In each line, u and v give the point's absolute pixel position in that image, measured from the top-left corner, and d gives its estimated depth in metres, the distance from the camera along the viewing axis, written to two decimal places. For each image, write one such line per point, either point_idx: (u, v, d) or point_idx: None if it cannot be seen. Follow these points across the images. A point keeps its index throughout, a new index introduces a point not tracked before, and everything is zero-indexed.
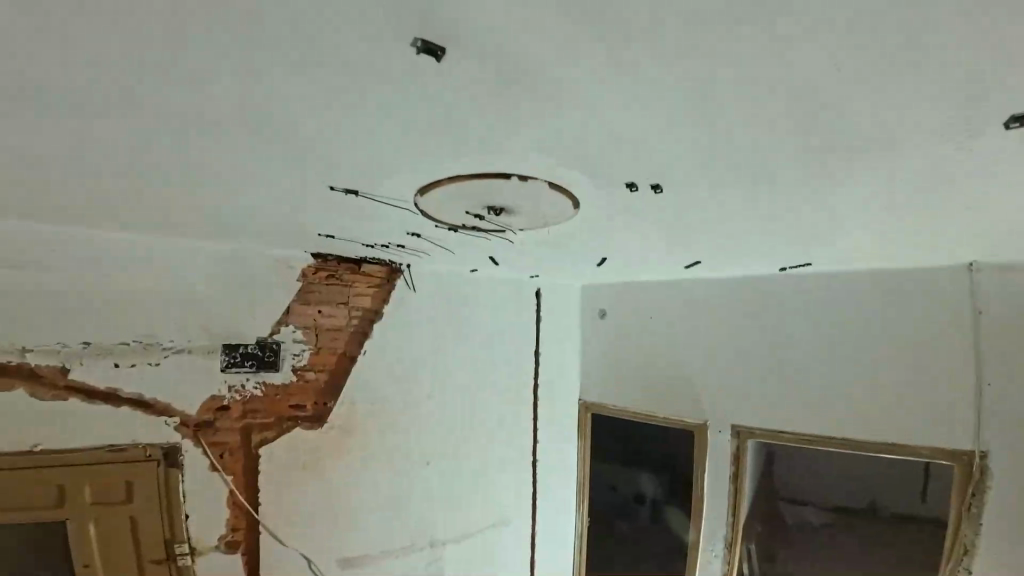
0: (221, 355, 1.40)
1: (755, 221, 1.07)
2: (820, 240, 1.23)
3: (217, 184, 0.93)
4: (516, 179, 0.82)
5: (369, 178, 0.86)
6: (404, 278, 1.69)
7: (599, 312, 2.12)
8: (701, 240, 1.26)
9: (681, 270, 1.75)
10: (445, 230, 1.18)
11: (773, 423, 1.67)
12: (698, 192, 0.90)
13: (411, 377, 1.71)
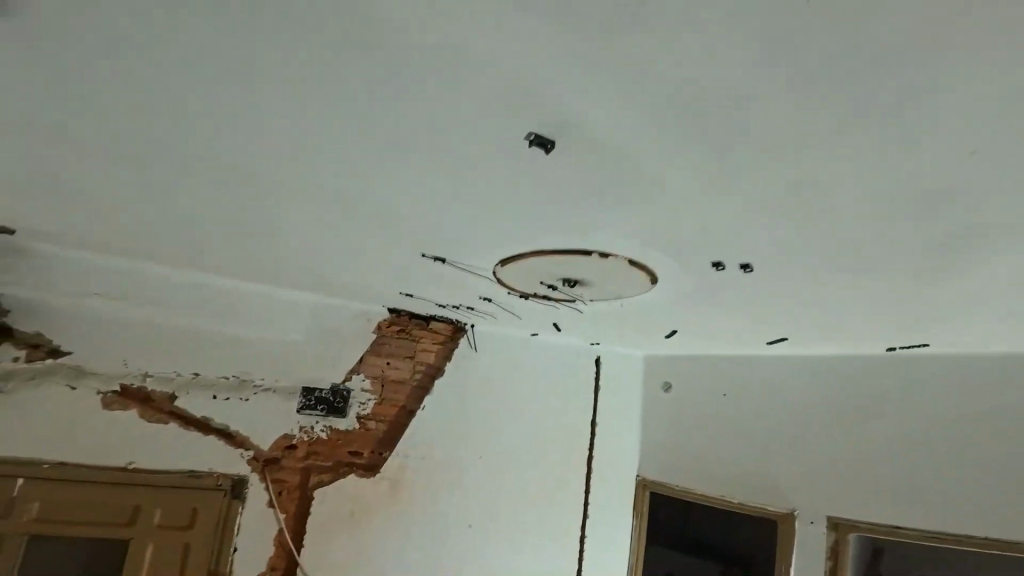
0: (299, 397, 1.50)
1: (855, 286, 1.00)
2: (934, 315, 1.10)
3: (328, 236, 1.08)
4: (596, 257, 0.91)
5: (459, 232, 0.95)
6: (467, 338, 1.74)
7: (663, 385, 1.98)
8: (786, 307, 1.18)
9: (762, 346, 1.60)
10: (515, 296, 1.23)
11: (883, 515, 1.39)
12: (789, 252, 0.88)
13: (464, 430, 1.70)
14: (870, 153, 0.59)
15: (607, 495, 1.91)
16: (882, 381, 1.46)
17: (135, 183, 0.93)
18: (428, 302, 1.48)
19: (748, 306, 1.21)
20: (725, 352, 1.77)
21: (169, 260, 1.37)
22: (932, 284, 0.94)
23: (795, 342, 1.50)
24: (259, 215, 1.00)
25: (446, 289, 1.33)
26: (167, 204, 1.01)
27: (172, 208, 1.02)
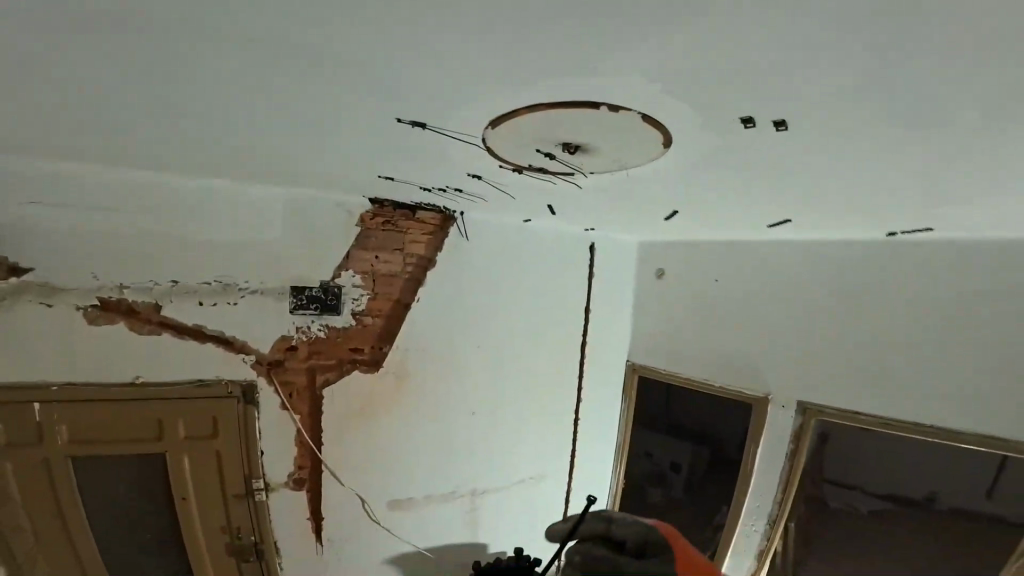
0: (290, 297, 1.47)
1: (882, 170, 0.90)
2: (958, 203, 1.03)
3: (286, 126, 0.91)
4: (603, 109, 0.74)
5: (441, 113, 0.80)
6: (457, 227, 1.67)
7: (657, 272, 2.04)
8: (800, 190, 1.11)
9: (763, 229, 1.58)
10: (507, 171, 1.11)
11: (849, 405, 1.52)
12: (825, 130, 0.75)
13: (463, 326, 1.74)
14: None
15: (600, 380, 2.07)
16: (876, 264, 1.47)
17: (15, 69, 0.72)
18: (410, 186, 1.35)
19: (761, 189, 1.13)
20: (722, 235, 1.75)
21: (109, 159, 1.19)
22: (970, 167, 0.84)
23: (800, 224, 1.46)
24: (194, 104, 0.83)
25: (432, 174, 1.20)
26: (73, 96, 0.81)
27: (82, 100, 0.83)
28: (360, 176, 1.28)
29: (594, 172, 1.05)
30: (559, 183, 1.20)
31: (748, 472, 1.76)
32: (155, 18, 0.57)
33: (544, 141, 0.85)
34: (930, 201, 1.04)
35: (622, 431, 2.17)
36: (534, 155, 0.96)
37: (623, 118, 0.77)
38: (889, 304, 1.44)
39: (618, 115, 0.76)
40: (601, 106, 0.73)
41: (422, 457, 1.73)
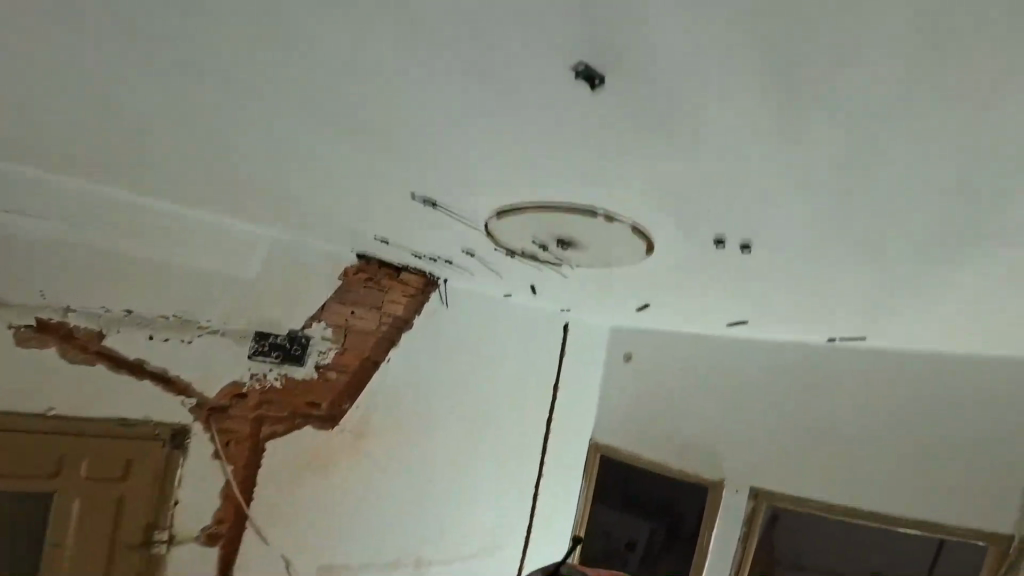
0: (252, 342, 1.38)
1: (823, 284, 1.05)
2: (889, 317, 1.19)
3: (293, 170, 0.92)
4: (600, 217, 0.83)
5: (454, 187, 0.86)
6: (439, 292, 1.67)
7: (624, 355, 2.07)
8: (756, 295, 1.24)
9: (722, 326, 1.69)
10: (501, 255, 1.18)
11: (800, 490, 1.56)
12: (783, 245, 0.88)
13: (430, 387, 1.67)
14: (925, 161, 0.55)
15: (563, 451, 2.01)
16: (824, 368, 1.57)
17: (27, 67, 0.69)
18: (403, 252, 1.41)
19: (723, 290, 1.23)
20: (685, 329, 1.84)
21: (91, 177, 1.14)
22: (895, 291, 0.99)
23: (755, 325, 1.57)
24: (215, 137, 0.84)
25: (423, 238, 1.23)
26: (79, 105, 0.78)
27: (86, 110, 0.80)
28: (355, 230, 1.29)
29: (581, 267, 1.15)
30: (549, 272, 1.29)
31: (703, 551, 1.72)
32: (212, 47, 0.58)
33: (540, 234, 0.93)
34: (870, 312, 1.17)
35: (581, 504, 2.08)
36: (530, 244, 1.04)
37: (615, 226, 0.86)
38: (835, 408, 1.54)
39: (613, 224, 0.85)
40: (598, 214, 0.82)
41: (362, 520, 1.57)
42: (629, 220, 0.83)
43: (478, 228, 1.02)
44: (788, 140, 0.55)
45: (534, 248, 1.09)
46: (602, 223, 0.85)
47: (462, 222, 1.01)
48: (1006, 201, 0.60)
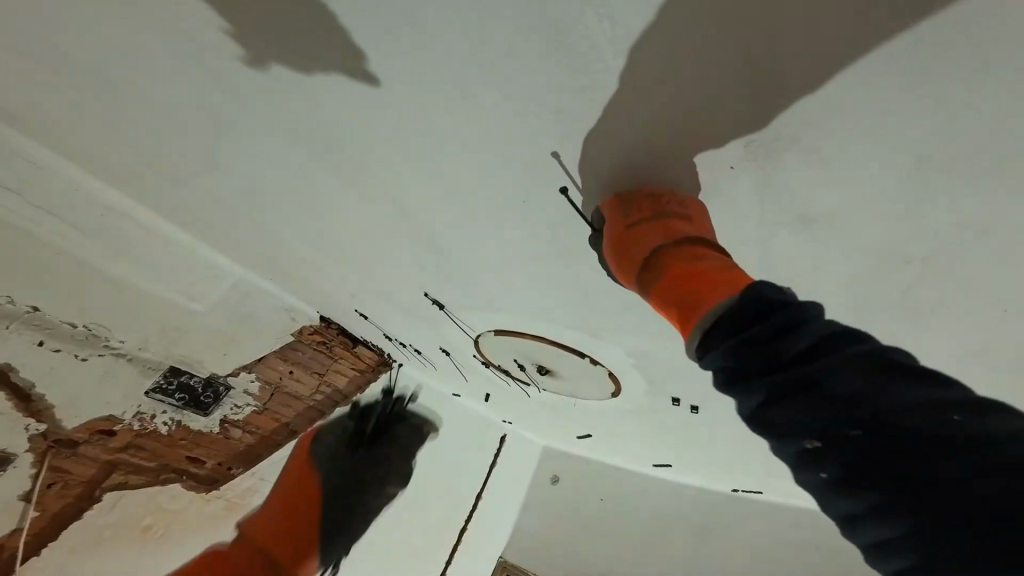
0: (159, 376, 1.16)
1: (739, 441, 1.27)
2: (785, 476, 1.44)
3: (356, 198, 0.99)
4: (586, 359, 1.15)
5: (491, 259, 1.00)
6: (388, 374, 1.62)
7: (552, 477, 2.03)
8: (686, 446, 1.40)
9: (650, 465, 1.81)
10: (477, 362, 1.36)
11: None
12: (724, 392, 1.08)
13: None
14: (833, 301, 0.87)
15: (471, 566, 1.82)
16: (715, 513, 1.82)
17: (191, 27, 0.75)
18: (376, 329, 1.45)
19: (662, 435, 1.37)
20: (616, 461, 1.92)
21: (67, 148, 0.99)
22: None
23: (677, 468, 1.72)
24: (306, 147, 0.91)
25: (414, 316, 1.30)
26: (204, 66, 0.81)
27: (204, 73, 0.82)
28: (341, 292, 1.29)
29: (547, 390, 1.35)
30: (514, 389, 1.42)
31: None
32: (399, 75, 0.73)
33: (525, 358, 1.24)
34: (771, 471, 1.41)
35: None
36: (509, 361, 1.28)
37: (595, 368, 1.17)
38: (732, 539, 1.78)
39: (594, 366, 1.16)
40: (587, 356, 1.14)
41: None
42: (605, 366, 1.15)
43: (471, 332, 1.25)
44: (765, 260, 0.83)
45: (514, 365, 1.29)
46: (586, 364, 1.17)
47: (462, 325, 1.24)
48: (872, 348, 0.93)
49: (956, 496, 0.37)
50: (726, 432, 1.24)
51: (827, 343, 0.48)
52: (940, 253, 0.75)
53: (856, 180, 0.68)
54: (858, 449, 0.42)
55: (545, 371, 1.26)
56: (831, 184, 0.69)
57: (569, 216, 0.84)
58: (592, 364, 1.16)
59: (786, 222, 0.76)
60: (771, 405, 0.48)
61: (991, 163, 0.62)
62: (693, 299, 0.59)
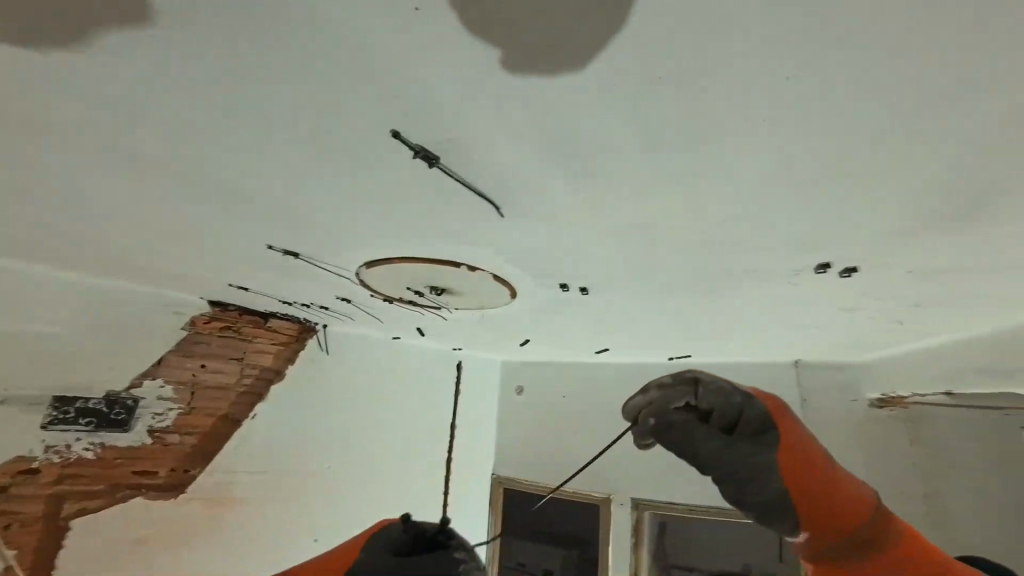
0: (48, 409, 1.05)
1: (671, 320, 1.24)
2: (724, 343, 1.44)
3: (86, 170, 0.69)
4: (464, 267, 0.97)
5: (312, 208, 0.76)
6: (317, 339, 1.52)
7: (516, 388, 2.12)
8: (623, 332, 1.41)
9: (596, 354, 1.81)
10: (380, 300, 1.27)
11: (667, 492, 1.72)
12: (629, 283, 1.01)
13: (314, 429, 1.51)
14: (770, 179, 0.58)
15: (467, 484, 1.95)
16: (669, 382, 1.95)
17: None
18: (269, 298, 1.30)
19: (595, 323, 1.36)
20: (567, 357, 1.93)
21: None
22: (724, 321, 1.21)
23: (636, 349, 1.63)
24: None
25: (285, 283, 1.16)
26: None
27: None
28: (205, 274, 1.11)
29: (458, 308, 1.32)
30: (429, 314, 1.42)
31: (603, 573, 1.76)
32: None
33: (415, 282, 1.09)
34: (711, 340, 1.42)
35: (492, 532, 2.01)
36: (405, 291, 1.16)
37: (481, 275, 1.02)
38: None
39: (475, 273, 1.00)
40: (463, 264, 0.96)
41: None
42: (487, 272, 1.01)
43: (350, 273, 1.07)
44: (656, 136, 0.52)
45: (411, 293, 1.17)
46: (467, 272, 1.00)
47: (332, 269, 1.05)
48: (839, 219, 0.66)
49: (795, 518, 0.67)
50: (631, 306, 1.16)
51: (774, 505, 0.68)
52: (835, 44, 0.39)
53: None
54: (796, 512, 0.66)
55: (442, 291, 1.15)
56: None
57: (281, 114, 0.53)
58: (473, 270, 0.99)
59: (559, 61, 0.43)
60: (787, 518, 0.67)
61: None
62: (813, 518, 0.66)
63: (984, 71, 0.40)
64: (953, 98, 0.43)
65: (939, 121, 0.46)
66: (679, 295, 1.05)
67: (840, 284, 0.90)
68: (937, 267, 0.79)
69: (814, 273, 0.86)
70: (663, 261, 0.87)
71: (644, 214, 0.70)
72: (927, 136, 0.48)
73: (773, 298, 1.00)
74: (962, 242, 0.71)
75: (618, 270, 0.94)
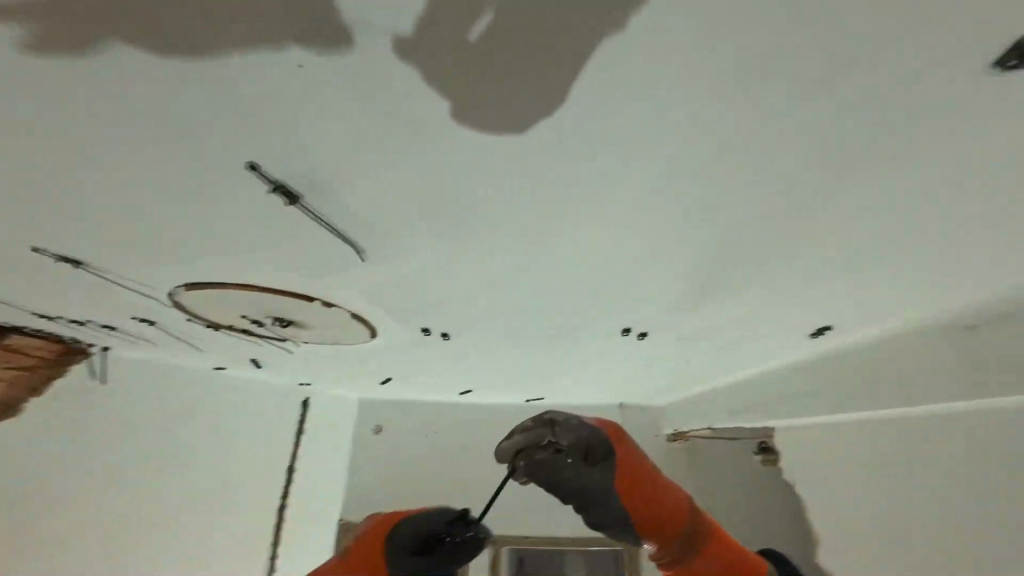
0: None
1: (527, 365, 1.36)
2: (569, 386, 1.62)
3: None
4: (317, 302, 0.92)
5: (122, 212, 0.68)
6: (91, 364, 1.34)
7: (373, 428, 1.93)
8: (485, 373, 1.48)
9: (460, 394, 1.83)
10: (205, 326, 1.09)
11: (518, 526, 1.79)
12: (486, 330, 1.09)
13: (80, 469, 1.28)
14: (585, 249, 0.72)
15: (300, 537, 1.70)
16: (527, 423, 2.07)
17: None
18: (14, 308, 1.08)
19: (458, 364, 1.40)
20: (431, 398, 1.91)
21: None
22: (569, 368, 1.38)
23: (495, 390, 1.72)
24: None
25: (65, 281, 0.91)
26: None
27: None
28: None
29: (309, 341, 1.19)
30: (270, 346, 1.25)
31: None
32: None
33: (255, 311, 0.98)
34: (558, 385, 1.60)
35: None
36: (241, 320, 1.01)
37: (336, 311, 0.98)
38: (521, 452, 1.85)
39: (330, 309, 0.95)
40: (316, 299, 0.91)
41: None
42: (345, 309, 0.97)
43: (167, 295, 0.91)
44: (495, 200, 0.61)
45: (248, 322, 1.03)
46: (320, 308, 0.95)
47: (139, 286, 0.90)
48: (638, 289, 0.85)
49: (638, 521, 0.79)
50: (484, 351, 1.23)
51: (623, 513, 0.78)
52: (607, 157, 0.53)
53: (457, 47, 0.42)
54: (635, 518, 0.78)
55: (289, 324, 1.04)
56: (439, 62, 0.43)
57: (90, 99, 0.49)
58: (328, 306, 0.94)
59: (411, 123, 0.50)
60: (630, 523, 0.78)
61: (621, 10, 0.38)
62: (647, 520, 0.78)
63: (704, 200, 0.59)
64: (692, 214, 0.62)
65: (688, 227, 0.65)
66: (524, 344, 1.17)
67: (640, 343, 1.14)
68: (701, 330, 1.06)
69: (621, 334, 1.07)
70: (509, 313, 0.98)
71: (491, 270, 0.79)
72: (681, 236, 0.67)
73: (601, 348, 1.19)
74: (715, 316, 0.97)
75: (470, 317, 1.01)
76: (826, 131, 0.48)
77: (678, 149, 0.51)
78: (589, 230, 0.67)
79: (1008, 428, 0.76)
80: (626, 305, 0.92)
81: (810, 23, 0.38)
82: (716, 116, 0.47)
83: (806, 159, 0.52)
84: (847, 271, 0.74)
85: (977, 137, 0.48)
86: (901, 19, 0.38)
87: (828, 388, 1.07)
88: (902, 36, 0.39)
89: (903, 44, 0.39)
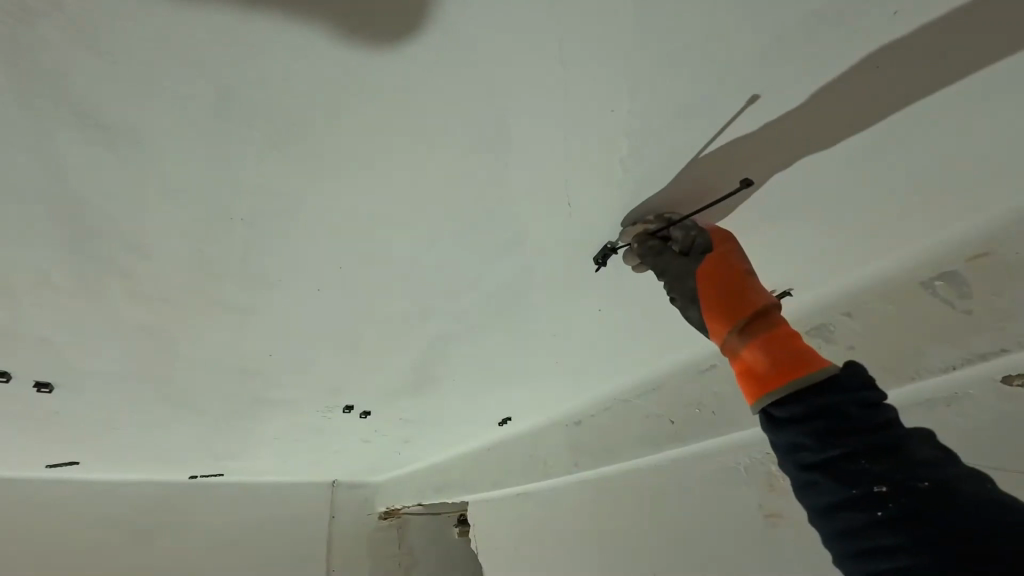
0: None
1: (196, 438, 1.00)
2: (254, 464, 1.28)
3: None
4: None
5: None
6: None
7: None
8: (116, 445, 1.00)
9: (51, 469, 1.16)
10: None
11: None
12: (126, 389, 0.75)
13: None
14: (301, 320, 0.63)
15: None
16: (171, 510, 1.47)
17: None
18: None
19: (54, 431, 0.88)
20: None
21: None
22: (259, 445, 1.10)
23: (131, 467, 1.18)
24: None
25: None
26: None
27: None
28: None
29: None
30: None
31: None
32: None
33: None
34: (237, 463, 1.23)
35: None
36: None
37: None
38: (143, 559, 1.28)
39: None
40: None
41: None
42: None
43: None
44: (188, 236, 0.47)
45: None
46: None
47: None
48: (359, 370, 0.78)
49: (945, 499, 0.31)
50: (134, 415, 0.84)
51: (833, 451, 0.34)
52: (347, 244, 0.51)
53: (185, 55, 0.33)
54: (855, 464, 0.34)
55: None
56: (89, 16, 0.30)
57: None
58: None
59: (41, 77, 0.33)
60: (842, 466, 0.34)
61: (350, 98, 0.37)
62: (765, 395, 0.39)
63: (432, 309, 0.64)
64: (420, 316, 0.65)
65: (415, 328, 0.68)
66: (199, 412, 0.86)
67: (360, 422, 1.02)
68: (420, 421, 1.05)
69: (340, 412, 0.94)
70: (177, 369, 0.71)
71: (166, 308, 0.58)
72: (406, 332, 0.69)
73: (304, 426, 1.00)
74: (433, 410, 0.98)
75: (113, 365, 0.68)
76: (519, 272, 0.58)
77: (413, 261, 0.54)
78: (309, 305, 0.60)
79: (608, 499, 0.93)
80: (344, 385, 0.83)
81: (530, 213, 0.49)
82: (455, 248, 0.53)
83: (506, 289, 0.61)
84: (540, 383, 0.89)
85: (603, 309, 0.67)
86: (569, 214, 0.50)
87: (502, 469, 1.19)
88: (564, 225, 0.51)
89: (564, 231, 0.52)
